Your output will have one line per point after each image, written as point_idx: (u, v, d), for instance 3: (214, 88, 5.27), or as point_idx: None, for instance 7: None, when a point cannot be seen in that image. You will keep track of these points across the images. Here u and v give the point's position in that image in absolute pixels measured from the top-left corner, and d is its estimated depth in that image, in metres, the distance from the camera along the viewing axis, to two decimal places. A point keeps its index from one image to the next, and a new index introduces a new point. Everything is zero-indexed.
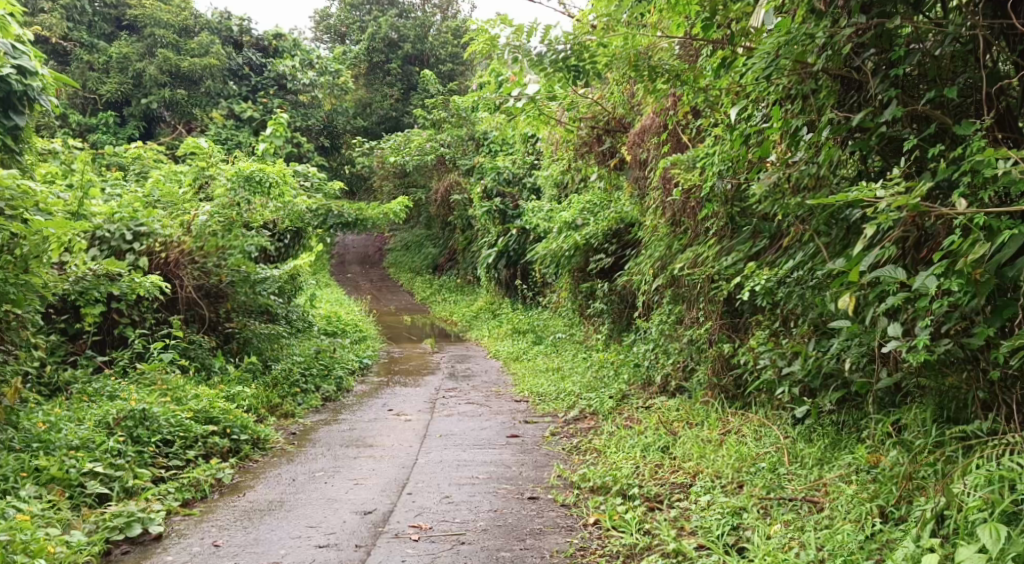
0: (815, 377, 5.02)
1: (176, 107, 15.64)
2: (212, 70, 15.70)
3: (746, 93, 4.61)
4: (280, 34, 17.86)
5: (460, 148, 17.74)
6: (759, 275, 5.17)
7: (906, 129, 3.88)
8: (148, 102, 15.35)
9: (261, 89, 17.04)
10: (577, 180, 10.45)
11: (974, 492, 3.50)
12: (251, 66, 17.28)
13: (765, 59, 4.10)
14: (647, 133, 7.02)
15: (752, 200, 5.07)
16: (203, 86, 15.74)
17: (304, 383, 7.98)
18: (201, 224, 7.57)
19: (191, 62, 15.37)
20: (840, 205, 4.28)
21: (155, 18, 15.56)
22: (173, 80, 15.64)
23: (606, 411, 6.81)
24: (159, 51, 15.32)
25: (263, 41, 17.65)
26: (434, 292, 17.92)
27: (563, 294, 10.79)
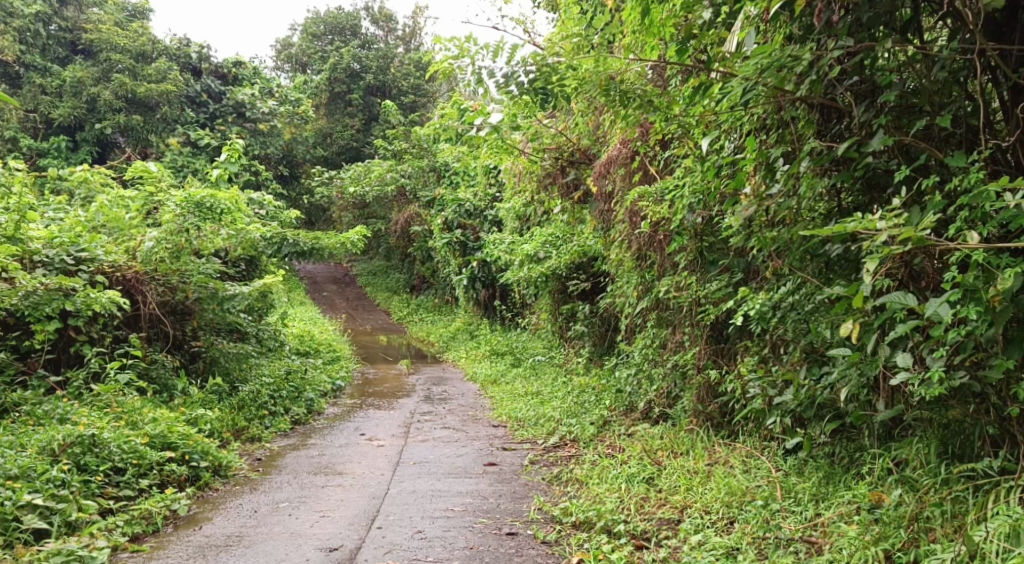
0: (808, 408, 4.86)
1: (131, 132, 15.26)
2: (170, 97, 15.43)
3: (719, 123, 4.57)
4: (239, 62, 17.63)
5: (421, 179, 17.56)
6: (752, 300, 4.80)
7: (893, 160, 3.75)
8: (102, 127, 14.94)
9: (220, 116, 16.70)
10: (539, 212, 10.35)
11: (993, 540, 3.27)
12: (210, 93, 16.94)
13: (744, 85, 3.90)
14: (613, 164, 6.88)
15: (727, 233, 4.95)
16: (160, 112, 15.40)
17: (257, 417, 7.65)
18: (146, 252, 7.34)
19: (148, 88, 15.08)
20: (819, 240, 4.11)
21: (111, 43, 15.23)
22: (128, 106, 15.29)
23: (588, 439, 6.87)
24: (114, 76, 14.98)
25: (223, 68, 17.36)
26: (410, 311, 17.61)
27: (543, 315, 10.60)
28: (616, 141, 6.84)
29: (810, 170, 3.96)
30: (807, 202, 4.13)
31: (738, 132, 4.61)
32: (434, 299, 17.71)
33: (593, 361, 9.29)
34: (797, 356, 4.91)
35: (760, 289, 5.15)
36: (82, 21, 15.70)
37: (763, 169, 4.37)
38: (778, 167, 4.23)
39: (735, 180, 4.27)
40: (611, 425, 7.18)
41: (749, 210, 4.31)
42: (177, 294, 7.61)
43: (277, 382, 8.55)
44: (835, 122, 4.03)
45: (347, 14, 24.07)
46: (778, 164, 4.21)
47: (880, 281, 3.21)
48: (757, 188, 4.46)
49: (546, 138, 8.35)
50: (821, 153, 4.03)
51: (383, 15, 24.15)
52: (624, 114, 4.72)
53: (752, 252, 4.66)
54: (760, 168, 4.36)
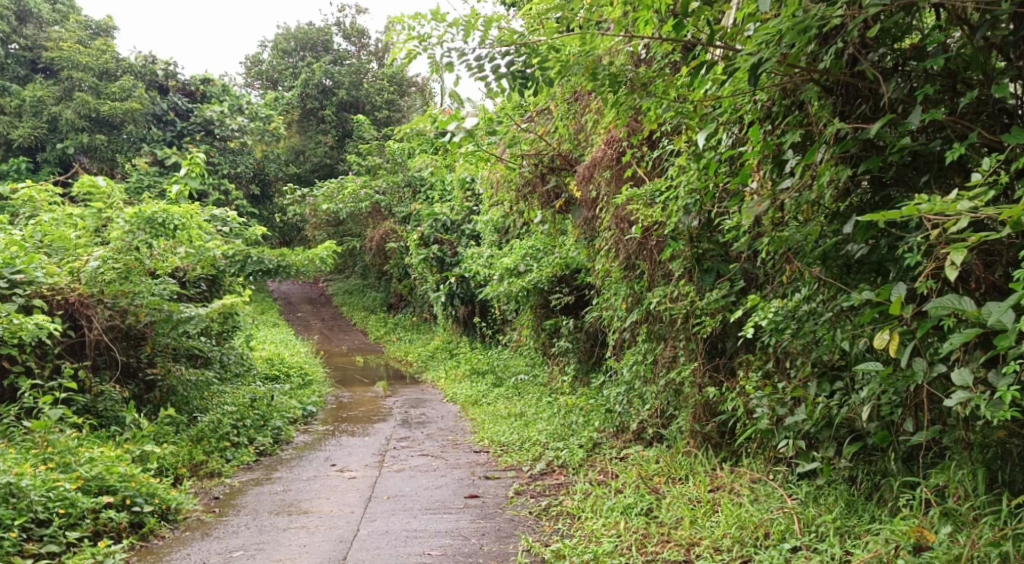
0: (824, 428, 4.36)
1: (95, 152, 14.65)
2: (135, 115, 14.83)
3: (716, 114, 4.18)
4: (207, 78, 16.99)
5: (396, 195, 16.99)
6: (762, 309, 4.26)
7: (933, 142, 3.36)
8: (64, 147, 14.32)
9: (188, 135, 16.08)
10: (519, 224, 9.84)
11: None
12: (178, 111, 16.31)
13: (756, 55, 3.42)
14: (597, 167, 6.38)
15: (729, 235, 4.46)
16: (125, 131, 14.80)
17: (217, 450, 7.06)
18: (91, 272, 6.77)
19: (111, 106, 14.49)
20: (838, 239, 3.70)
21: (72, 61, 14.65)
22: (91, 124, 14.68)
23: (577, 465, 6.34)
24: (76, 95, 14.37)
25: (190, 85, 16.68)
26: (387, 331, 17.01)
27: (524, 331, 10.03)
28: (601, 142, 6.34)
29: (831, 157, 3.53)
30: (830, 196, 3.68)
31: (738, 123, 4.21)
32: (412, 317, 17.13)
33: (578, 379, 8.77)
34: (809, 370, 4.43)
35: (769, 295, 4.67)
36: (42, 39, 15.06)
37: (772, 161, 3.95)
38: (789, 158, 3.82)
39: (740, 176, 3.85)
40: (601, 448, 6.65)
41: (759, 207, 3.85)
42: (127, 318, 7.03)
43: (240, 410, 7.95)
44: (859, 103, 3.60)
45: (318, 30, 23.57)
46: (789, 154, 3.79)
47: (955, 279, 2.79)
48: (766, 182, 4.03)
49: (524, 144, 7.85)
50: (842, 139, 3.62)
51: (355, 31, 23.68)
52: (613, 100, 4.25)
53: (761, 254, 4.20)
54: (768, 160, 3.94)
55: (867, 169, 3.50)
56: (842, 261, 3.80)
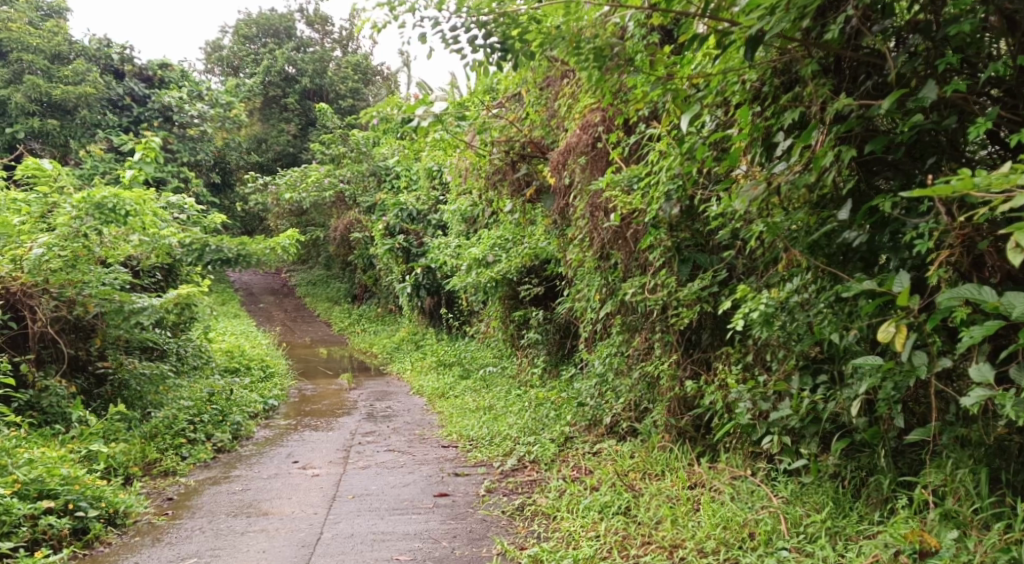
0: (810, 423, 4.18)
1: (47, 138, 14.13)
2: (89, 100, 14.32)
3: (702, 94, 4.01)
4: (165, 64, 16.46)
5: (360, 184, 16.61)
6: (751, 299, 4.07)
7: (943, 119, 3.23)
8: (14, 132, 13.77)
9: (145, 120, 15.54)
10: (487, 213, 9.60)
11: None
12: (134, 96, 15.75)
13: (763, 21, 3.21)
14: (571, 152, 6.16)
15: (713, 222, 4.27)
16: (78, 116, 14.24)
17: (172, 447, 6.75)
18: (34, 260, 6.38)
19: (64, 90, 13.98)
20: (837, 224, 3.58)
21: (23, 43, 14.13)
22: (42, 109, 14.14)
23: (549, 460, 6.12)
24: (26, 78, 13.82)
25: (147, 70, 16.11)
26: (351, 322, 16.68)
27: (492, 323, 9.78)
28: (576, 127, 6.10)
29: (833, 137, 3.39)
30: (828, 179, 3.51)
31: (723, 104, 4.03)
32: (377, 309, 16.80)
33: (548, 372, 8.57)
34: (792, 363, 4.25)
35: (755, 284, 4.49)
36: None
37: (762, 143, 3.80)
38: (780, 140, 3.67)
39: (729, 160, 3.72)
40: (573, 442, 6.43)
41: (754, 191, 3.69)
42: (75, 309, 6.68)
43: (197, 405, 7.63)
44: (863, 79, 3.46)
45: (280, 16, 23.05)
46: (779, 137, 3.65)
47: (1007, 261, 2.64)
48: (755, 165, 3.87)
49: (494, 131, 7.59)
50: (843, 119, 3.46)
51: (319, 17, 23.22)
52: (596, 76, 3.99)
53: (749, 241, 4.02)
54: (757, 142, 3.79)
55: (871, 150, 3.34)
56: (823, 247, 3.68)
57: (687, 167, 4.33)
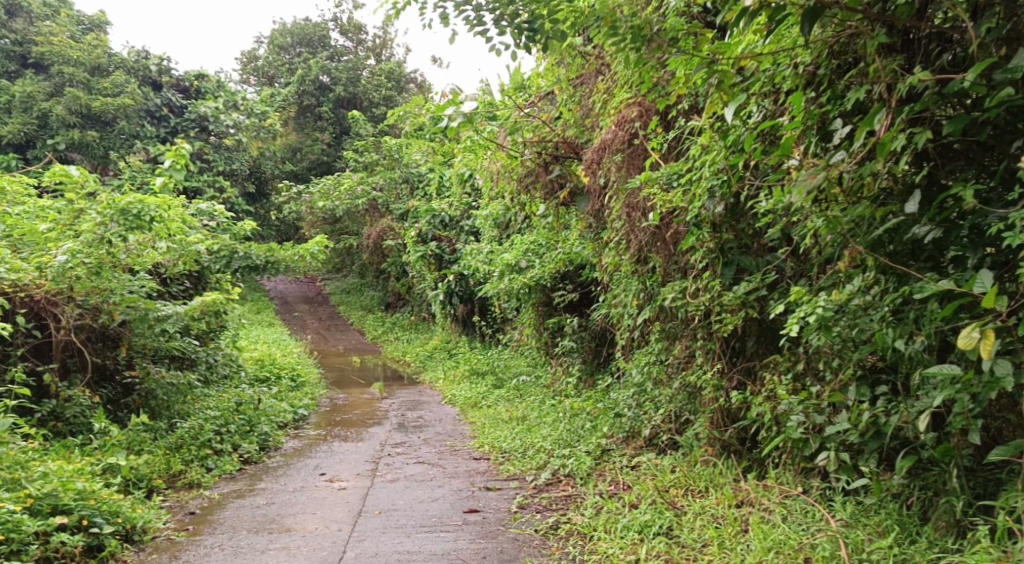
0: (870, 438, 3.90)
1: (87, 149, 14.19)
2: (128, 111, 14.37)
3: (751, 82, 3.82)
4: (202, 74, 16.48)
5: (393, 191, 16.45)
6: (807, 304, 3.80)
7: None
8: (54, 143, 13.84)
9: (182, 131, 15.56)
10: (521, 218, 9.36)
11: None
12: (171, 107, 15.79)
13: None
14: (607, 150, 5.88)
15: (765, 219, 4.01)
16: (116, 127, 14.30)
17: (197, 458, 6.57)
18: (58, 267, 6.19)
19: (104, 102, 14.03)
20: (907, 217, 3.40)
21: (64, 56, 14.24)
22: (82, 120, 14.20)
23: (585, 474, 5.85)
24: (67, 90, 13.90)
25: (184, 81, 16.18)
26: (385, 330, 16.53)
27: (525, 331, 9.49)
28: (611, 122, 5.82)
29: (903, 120, 3.17)
30: (895, 168, 3.28)
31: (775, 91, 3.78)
32: (410, 317, 16.62)
33: (583, 382, 8.29)
34: (848, 373, 4.03)
35: (809, 288, 4.22)
36: (32, 33, 14.56)
37: (817, 133, 3.65)
38: (837, 128, 3.52)
39: (781, 149, 3.55)
40: (610, 455, 6.13)
41: (813, 179, 3.41)
42: (100, 317, 6.53)
43: (224, 415, 7.43)
44: (938, 55, 3.28)
45: (314, 25, 23.04)
46: (837, 124, 3.50)
47: None
48: (808, 157, 3.68)
49: (527, 131, 7.35)
50: (915, 99, 3.24)
51: (353, 26, 23.19)
52: (636, 58, 3.88)
53: (805, 239, 3.78)
54: (812, 131, 3.65)
55: (950, 131, 3.12)
56: (895, 237, 3.49)
57: (732, 160, 4.07)
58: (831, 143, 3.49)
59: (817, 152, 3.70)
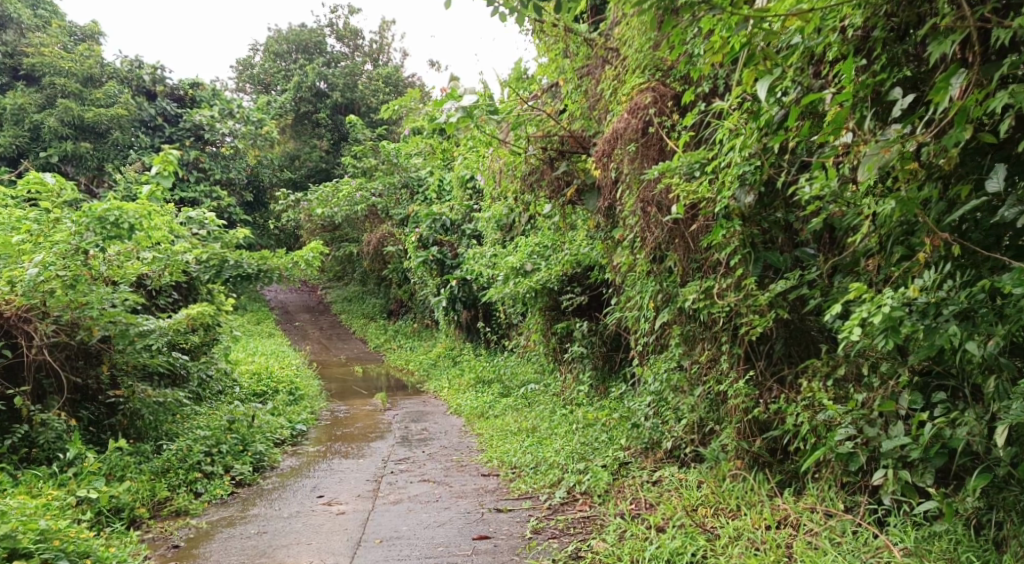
0: (935, 454, 3.72)
1: (81, 161, 13.77)
2: (122, 121, 14.00)
3: (795, 51, 3.42)
4: (197, 83, 16.11)
5: (393, 196, 16.00)
6: (866, 306, 3.49)
7: None
8: (47, 156, 13.43)
9: (177, 140, 15.27)
10: (525, 218, 8.93)
11: None
12: (166, 116, 15.41)
13: None
14: (618, 140, 5.44)
15: (815, 200, 3.75)
16: (110, 138, 13.98)
17: (185, 483, 6.12)
18: (29, 281, 5.75)
19: (97, 112, 13.63)
20: (988, 198, 3.18)
21: (54, 67, 13.80)
22: (76, 132, 13.80)
23: (603, 493, 5.40)
24: (59, 101, 13.48)
25: (179, 90, 15.81)
26: (387, 338, 16.07)
27: (531, 337, 8.98)
28: (623, 111, 5.37)
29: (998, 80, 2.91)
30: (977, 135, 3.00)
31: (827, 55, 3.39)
32: (413, 324, 16.20)
33: (594, 389, 7.83)
34: (901, 380, 3.95)
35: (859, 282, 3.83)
36: (24, 45, 14.13)
37: (872, 104, 3.41)
38: (897, 97, 3.28)
39: (834, 122, 3.30)
40: (629, 469, 5.67)
41: (886, 153, 3.15)
42: (77, 334, 6.06)
43: (215, 434, 6.95)
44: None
45: (310, 31, 22.60)
46: (897, 92, 3.27)
47: None
48: (863, 132, 3.43)
49: (530, 125, 6.88)
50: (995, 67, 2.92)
51: (349, 31, 22.80)
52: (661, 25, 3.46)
53: (867, 226, 3.53)
54: (865, 103, 3.39)
55: None
56: (981, 225, 3.28)
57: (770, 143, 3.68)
58: (893, 115, 3.25)
59: (873, 126, 3.46)
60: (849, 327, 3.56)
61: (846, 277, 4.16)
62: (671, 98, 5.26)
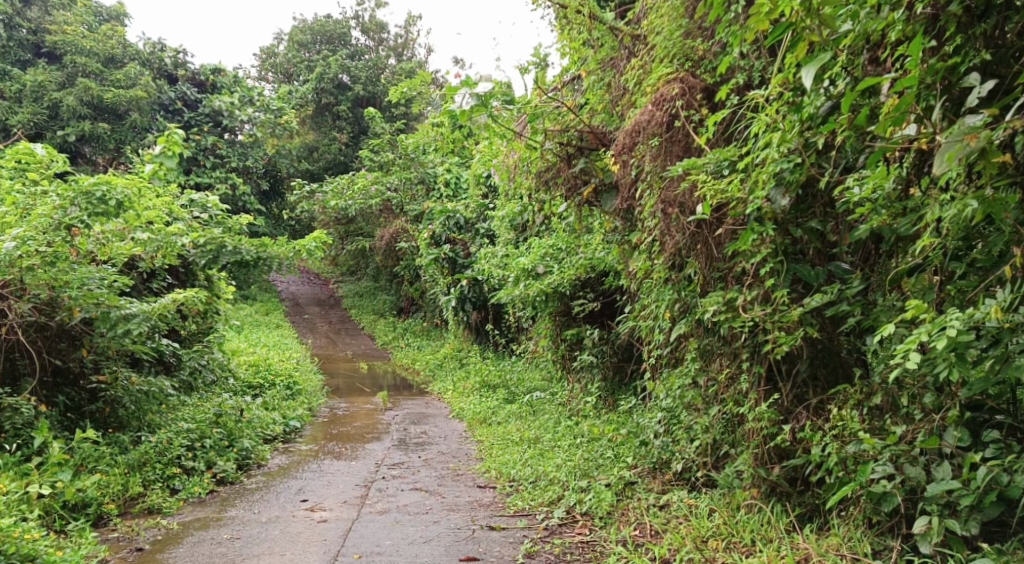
0: (987, 504, 3.40)
1: (97, 142, 13.53)
2: (140, 103, 13.71)
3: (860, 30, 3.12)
4: (219, 69, 15.76)
5: (409, 192, 15.63)
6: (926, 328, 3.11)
7: None
8: (64, 135, 13.16)
9: (196, 126, 14.94)
10: (539, 219, 8.53)
11: None
12: (186, 101, 15.12)
13: None
14: (640, 134, 5.01)
15: (869, 202, 3.44)
16: (129, 120, 13.70)
17: (162, 478, 5.75)
18: (5, 254, 5.37)
19: (116, 93, 13.36)
20: None
21: (76, 45, 13.57)
22: (94, 112, 13.53)
23: (606, 516, 4.99)
24: (79, 80, 13.23)
25: (200, 75, 15.47)
26: (395, 336, 15.70)
27: (540, 342, 8.57)
28: (647, 102, 4.97)
29: None
30: None
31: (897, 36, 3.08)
32: (422, 323, 15.83)
33: (602, 401, 7.43)
34: (951, 416, 3.63)
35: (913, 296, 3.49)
36: (47, 21, 13.83)
37: (940, 93, 3.05)
38: (974, 83, 2.95)
39: (899, 110, 2.96)
40: (634, 490, 5.26)
41: (972, 141, 2.78)
42: (57, 314, 5.72)
43: (199, 428, 6.52)
44: None
45: (335, 22, 22.32)
46: (974, 78, 2.93)
47: None
48: (932, 122, 3.08)
49: (550, 120, 6.44)
50: None
51: (374, 24, 22.52)
52: None
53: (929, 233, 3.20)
54: (934, 91, 3.06)
55: None
56: None
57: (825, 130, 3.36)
58: (970, 102, 2.93)
59: (942, 117, 3.09)
60: (902, 351, 3.20)
61: (890, 296, 3.77)
62: (700, 90, 4.86)
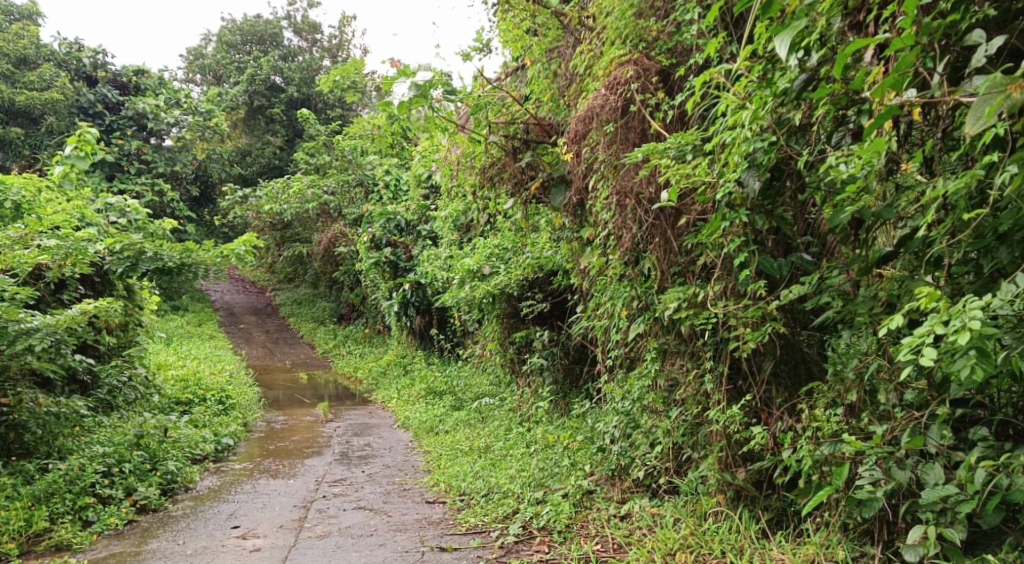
0: (990, 511, 3.13)
1: (10, 148, 12.76)
2: (57, 106, 12.94)
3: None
4: (142, 70, 14.95)
5: (347, 195, 15.03)
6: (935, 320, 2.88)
7: None
8: None
9: (118, 129, 14.15)
10: (484, 217, 8.13)
11: None
12: (107, 104, 14.23)
13: None
14: (593, 120, 4.66)
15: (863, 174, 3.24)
16: (45, 124, 12.94)
17: (73, 510, 5.21)
18: None
19: (29, 96, 12.57)
20: None
21: None
22: (5, 116, 12.76)
23: (564, 531, 4.61)
24: None
25: (122, 77, 14.58)
26: (336, 343, 15.10)
27: (487, 346, 8.15)
28: (599, 86, 4.61)
29: None
30: None
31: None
32: (364, 329, 15.27)
33: (555, 405, 7.06)
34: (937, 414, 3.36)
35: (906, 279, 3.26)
36: None
37: (940, 53, 2.89)
38: (980, 39, 2.79)
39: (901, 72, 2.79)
40: (593, 500, 4.90)
41: (1017, 92, 2.57)
42: None
43: (117, 451, 5.95)
44: None
45: (266, 22, 21.55)
46: (979, 34, 2.78)
47: None
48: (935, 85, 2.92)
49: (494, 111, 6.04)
50: None
51: (307, 25, 21.84)
52: None
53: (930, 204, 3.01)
54: (933, 51, 2.89)
55: None
56: None
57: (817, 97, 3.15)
58: (977, 62, 2.77)
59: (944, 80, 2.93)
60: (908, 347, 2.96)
61: (869, 286, 3.48)
62: (655, 72, 4.53)
